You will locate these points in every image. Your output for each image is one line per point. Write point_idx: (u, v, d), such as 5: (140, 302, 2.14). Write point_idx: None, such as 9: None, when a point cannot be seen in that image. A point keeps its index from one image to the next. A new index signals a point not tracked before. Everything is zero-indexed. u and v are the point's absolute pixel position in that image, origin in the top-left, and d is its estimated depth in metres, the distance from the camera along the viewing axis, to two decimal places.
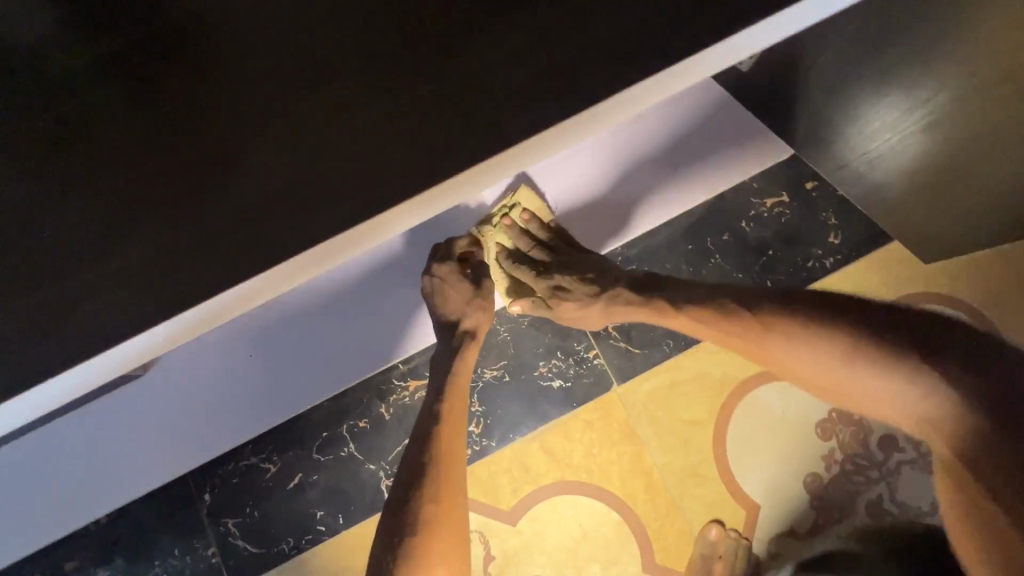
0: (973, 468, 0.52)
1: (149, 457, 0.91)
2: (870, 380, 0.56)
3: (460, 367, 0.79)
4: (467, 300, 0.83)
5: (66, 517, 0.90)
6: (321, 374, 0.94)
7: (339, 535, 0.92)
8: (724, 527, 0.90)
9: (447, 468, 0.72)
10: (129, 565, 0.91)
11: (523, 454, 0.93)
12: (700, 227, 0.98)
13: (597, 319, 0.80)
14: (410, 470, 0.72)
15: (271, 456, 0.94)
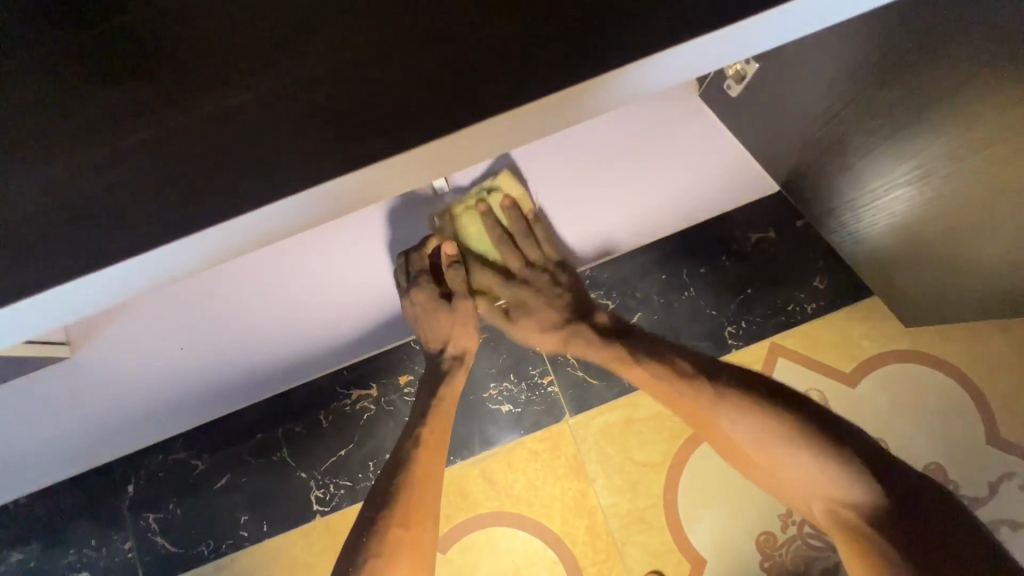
0: (882, 529, 0.59)
1: (60, 449, 0.85)
2: (789, 452, 0.65)
3: (448, 390, 0.80)
4: (453, 326, 0.81)
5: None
6: (269, 373, 0.87)
7: (261, 543, 0.88)
8: None
9: (417, 495, 0.72)
10: (43, 551, 0.88)
11: (463, 479, 0.88)
12: (677, 257, 0.92)
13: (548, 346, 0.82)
14: (383, 493, 0.73)
15: (201, 453, 0.90)
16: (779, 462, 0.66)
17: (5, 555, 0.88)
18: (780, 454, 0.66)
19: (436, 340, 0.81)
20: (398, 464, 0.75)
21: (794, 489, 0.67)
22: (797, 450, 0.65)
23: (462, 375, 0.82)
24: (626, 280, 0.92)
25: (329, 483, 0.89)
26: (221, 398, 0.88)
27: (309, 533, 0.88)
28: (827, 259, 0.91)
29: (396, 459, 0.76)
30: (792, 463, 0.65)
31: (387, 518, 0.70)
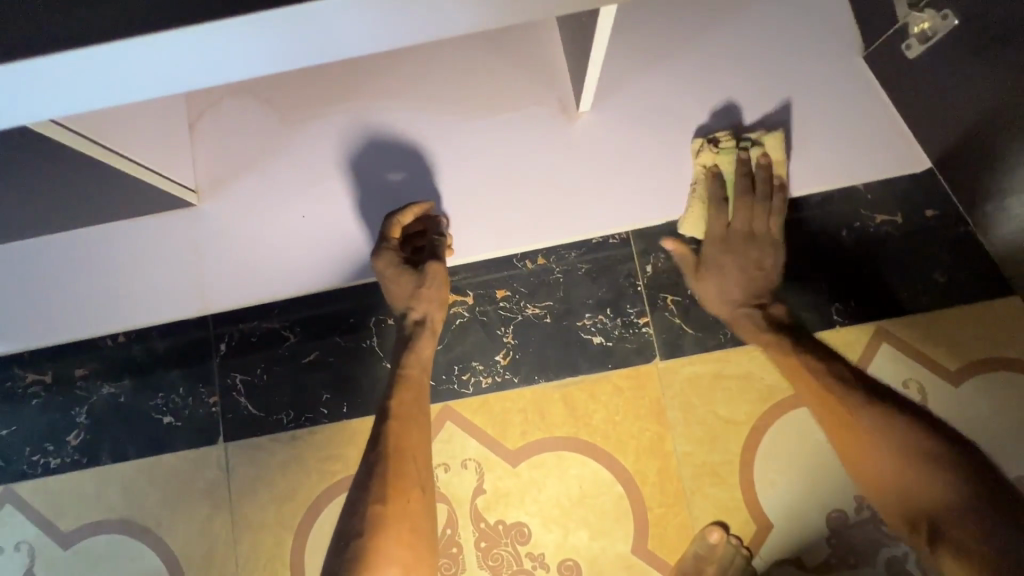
0: (967, 516, 0.61)
1: (172, 290, 0.89)
2: (861, 413, 0.70)
3: (416, 358, 0.80)
4: (415, 291, 0.82)
5: (90, 320, 0.90)
6: (377, 243, 0.87)
7: (339, 422, 0.89)
8: (726, 531, 0.84)
9: (398, 468, 0.72)
10: (135, 389, 0.91)
11: (543, 400, 0.88)
12: (800, 224, 0.89)
13: (432, 304, 0.82)
14: (370, 469, 0.72)
15: (294, 326, 0.91)
16: (865, 434, 0.70)
17: (98, 386, 0.91)
18: (877, 446, 0.68)
19: (399, 304, 0.82)
20: (375, 445, 0.74)
21: (884, 473, 0.68)
22: (887, 433, 0.68)
23: (429, 340, 0.82)
24: None
25: None
26: (327, 263, 0.87)
27: None
28: (954, 253, 0.88)
29: (373, 440, 0.74)
30: (894, 436, 0.68)
31: (376, 495, 0.70)
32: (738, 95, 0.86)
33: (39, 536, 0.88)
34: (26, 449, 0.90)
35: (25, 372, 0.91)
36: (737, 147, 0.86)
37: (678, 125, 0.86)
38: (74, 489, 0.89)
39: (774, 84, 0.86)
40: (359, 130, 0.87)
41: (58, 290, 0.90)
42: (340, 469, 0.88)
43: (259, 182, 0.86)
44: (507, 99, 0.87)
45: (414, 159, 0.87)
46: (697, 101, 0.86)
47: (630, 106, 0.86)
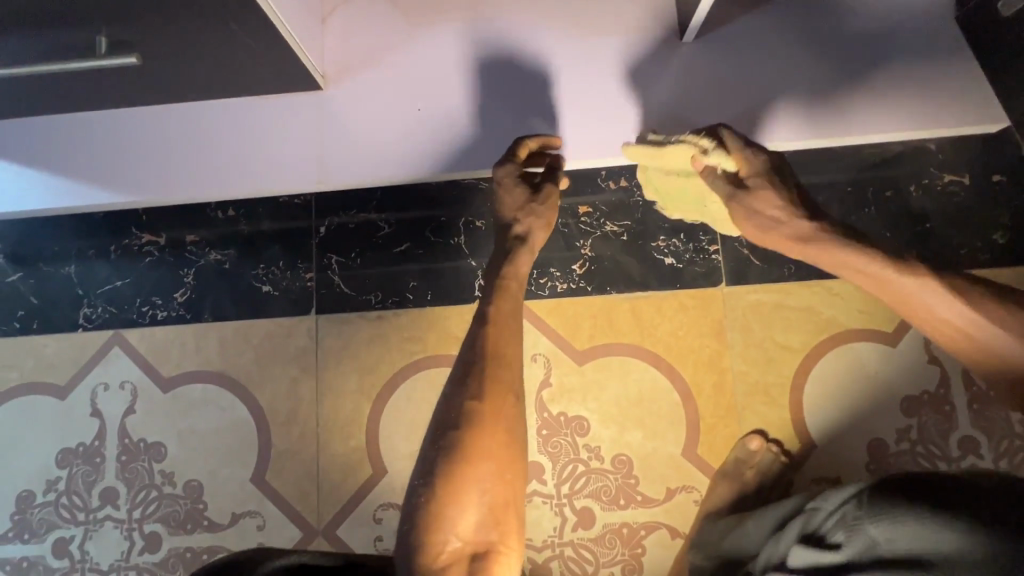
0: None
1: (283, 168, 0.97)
2: (885, 280, 0.66)
3: (514, 271, 0.79)
4: (525, 206, 0.83)
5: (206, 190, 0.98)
6: (479, 142, 0.94)
7: (422, 308, 0.97)
8: (765, 440, 0.90)
9: (490, 371, 0.69)
10: (239, 258, 0.99)
11: (613, 309, 0.95)
12: (873, 173, 0.94)
13: (540, 223, 0.84)
14: (464, 369, 0.70)
15: (390, 218, 0.98)
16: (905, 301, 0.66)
17: (207, 252, 1.00)
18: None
19: (508, 215, 0.84)
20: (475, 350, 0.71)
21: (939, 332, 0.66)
22: (937, 293, 0.64)
23: (527, 257, 0.82)
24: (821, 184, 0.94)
25: None
26: (431, 154, 0.94)
27: (465, 313, 0.96)
28: (1015, 216, 0.93)
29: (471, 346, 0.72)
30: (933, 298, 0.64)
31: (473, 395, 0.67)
32: (825, 43, 0.92)
33: (142, 378, 0.97)
34: (137, 300, 0.99)
35: (142, 232, 1.00)
36: (829, 86, 0.91)
37: (775, 59, 0.91)
38: (176, 340, 0.98)
39: (862, 37, 0.91)
40: (468, 37, 0.94)
41: (178, 159, 0.97)
42: (419, 350, 0.96)
43: (379, 74, 0.94)
44: (609, 25, 0.94)
45: (522, 68, 0.94)
46: (784, 44, 0.92)
47: (733, 38, 0.92)
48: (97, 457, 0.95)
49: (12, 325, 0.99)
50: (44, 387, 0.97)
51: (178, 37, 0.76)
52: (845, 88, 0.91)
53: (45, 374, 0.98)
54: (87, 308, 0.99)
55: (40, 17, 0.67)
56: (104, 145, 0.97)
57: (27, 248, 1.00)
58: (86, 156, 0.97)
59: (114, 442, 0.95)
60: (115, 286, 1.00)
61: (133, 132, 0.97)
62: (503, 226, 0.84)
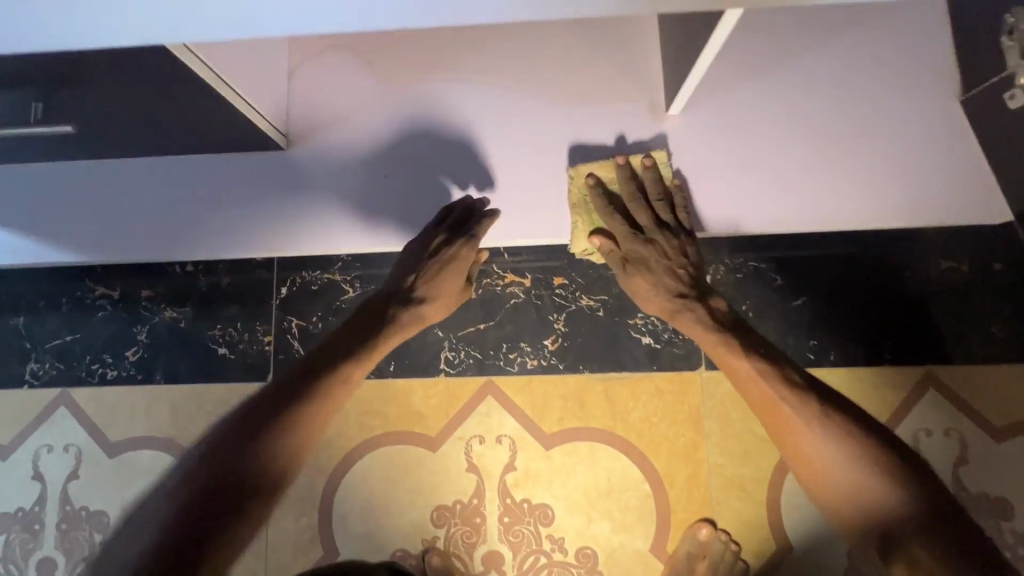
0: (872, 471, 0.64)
1: (242, 228, 0.91)
2: (744, 374, 0.72)
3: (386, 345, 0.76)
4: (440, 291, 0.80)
5: (160, 246, 0.93)
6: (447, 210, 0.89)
7: (384, 379, 0.92)
8: (714, 528, 0.85)
9: (329, 391, 0.69)
10: (195, 317, 0.94)
11: (585, 389, 0.90)
12: (863, 257, 0.90)
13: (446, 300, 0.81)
14: (300, 378, 0.69)
15: (354, 281, 0.93)
16: (767, 402, 0.70)
17: (161, 309, 0.95)
18: (858, 475, 0.64)
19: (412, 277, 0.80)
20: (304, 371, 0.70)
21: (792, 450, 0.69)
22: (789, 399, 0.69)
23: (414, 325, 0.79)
24: (808, 268, 0.91)
25: (462, 348, 0.92)
26: (400, 221, 0.90)
27: (429, 387, 0.91)
28: (1015, 308, 0.88)
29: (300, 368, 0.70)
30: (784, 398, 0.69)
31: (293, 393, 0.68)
32: (809, 127, 0.88)
33: (88, 442, 0.92)
34: (86, 357, 0.94)
35: (95, 285, 0.95)
36: (818, 172, 0.88)
37: (763, 141, 0.88)
38: (126, 402, 0.93)
39: (848, 119, 0.88)
40: (441, 99, 0.90)
41: (134, 213, 0.93)
42: (378, 424, 0.91)
43: (350, 136, 0.90)
44: (590, 91, 0.88)
45: (495, 134, 0.89)
46: (766, 128, 0.89)
47: (722, 117, 0.88)
48: (36, 524, 0.90)
49: None
50: None
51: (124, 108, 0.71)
52: (828, 174, 0.88)
53: None
54: (34, 363, 0.94)
55: None
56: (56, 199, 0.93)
57: None
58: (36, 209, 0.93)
59: (54, 508, 0.90)
60: (64, 341, 0.95)
61: (89, 185, 0.93)
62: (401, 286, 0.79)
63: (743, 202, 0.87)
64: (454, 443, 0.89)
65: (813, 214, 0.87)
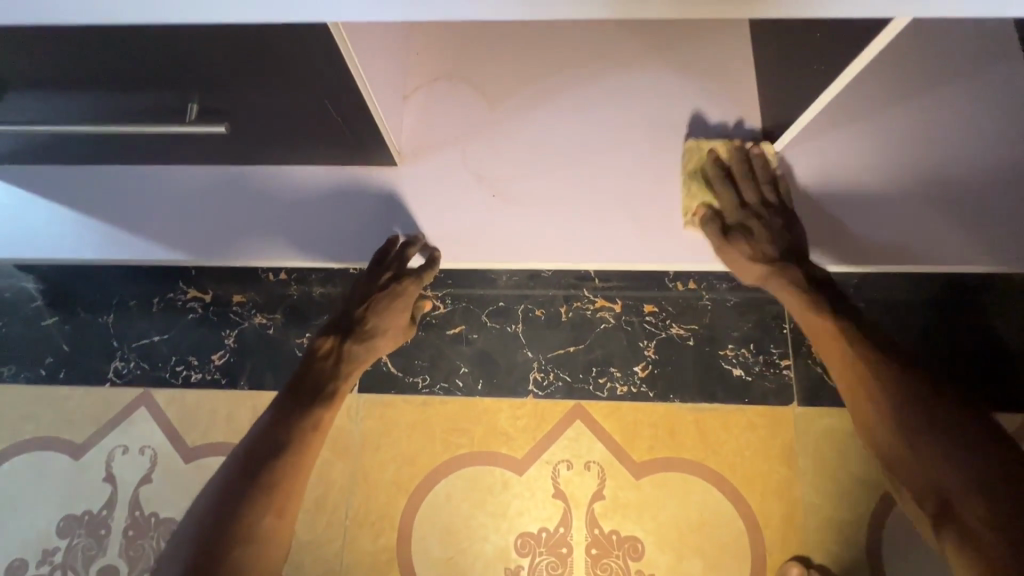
0: (961, 496, 0.57)
1: (329, 240, 0.90)
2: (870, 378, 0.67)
3: (331, 393, 0.78)
4: (392, 319, 0.83)
5: (240, 251, 0.91)
6: (544, 235, 0.89)
7: (471, 398, 0.91)
8: (808, 567, 0.82)
9: (294, 460, 0.72)
10: (286, 324, 0.95)
11: (675, 419, 0.89)
12: (953, 305, 0.89)
13: (400, 325, 0.83)
14: (267, 449, 0.71)
15: (445, 298, 0.95)
16: (858, 379, 0.68)
17: (253, 315, 0.95)
18: (949, 471, 0.59)
19: (355, 313, 0.83)
20: (277, 421, 0.74)
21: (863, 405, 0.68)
22: (874, 382, 0.67)
23: (366, 353, 0.82)
24: (897, 312, 0.89)
25: (551, 370, 0.92)
26: (511, 238, 0.90)
27: (517, 408, 0.90)
28: None
29: (272, 419, 0.74)
30: (881, 388, 0.66)
31: (274, 437, 0.72)
32: (892, 164, 0.86)
33: (164, 445, 0.90)
34: (172, 358, 0.94)
35: (187, 286, 0.97)
36: (917, 212, 0.85)
37: (861, 175, 0.86)
38: (207, 406, 0.92)
39: (936, 162, 0.85)
40: (554, 125, 0.92)
41: (213, 218, 0.91)
42: (463, 443, 0.89)
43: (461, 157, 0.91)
44: (692, 126, 0.90)
45: (603, 164, 0.90)
46: (871, 156, 0.86)
47: (823, 147, 0.87)
48: (102, 528, 0.87)
49: (38, 372, 0.94)
50: (59, 443, 0.91)
51: (262, 110, 0.74)
52: (925, 213, 0.85)
53: (63, 428, 0.92)
54: (119, 361, 0.94)
55: (134, 79, 0.66)
56: (160, 196, 0.90)
57: (68, 292, 0.97)
58: (138, 206, 0.90)
59: (123, 513, 0.88)
60: (151, 340, 0.95)
61: (164, 187, 0.90)
62: (345, 318, 0.83)
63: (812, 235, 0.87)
64: (540, 467, 0.87)
65: (915, 257, 0.85)
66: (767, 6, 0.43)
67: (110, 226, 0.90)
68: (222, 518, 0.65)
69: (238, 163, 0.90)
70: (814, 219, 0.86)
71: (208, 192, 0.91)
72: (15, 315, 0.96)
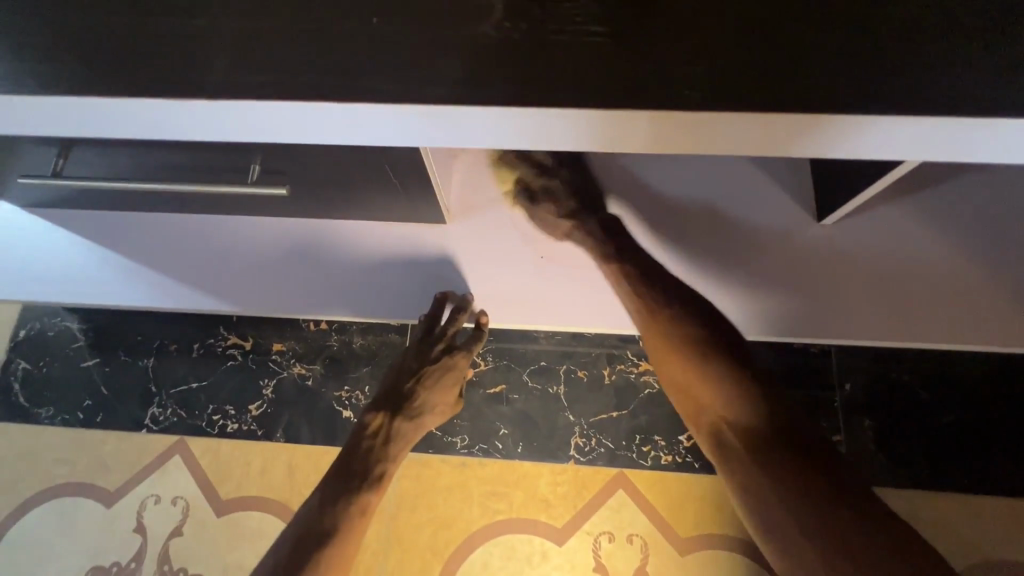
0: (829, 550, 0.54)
1: (376, 297, 0.90)
2: (698, 382, 0.67)
3: (379, 474, 0.78)
4: (443, 396, 0.85)
5: (285, 304, 0.90)
6: (593, 302, 0.88)
7: (510, 461, 0.89)
8: None
9: (334, 549, 0.71)
10: (324, 375, 0.94)
11: (722, 493, 0.86)
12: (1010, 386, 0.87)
13: (449, 400, 0.85)
14: (310, 537, 0.72)
15: (486, 355, 0.94)
16: (703, 396, 0.66)
17: (292, 364, 0.95)
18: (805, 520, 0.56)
19: (405, 389, 0.84)
20: (320, 508, 0.74)
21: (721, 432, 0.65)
22: (716, 392, 0.65)
23: (416, 430, 0.82)
24: (953, 391, 0.88)
25: (593, 436, 0.89)
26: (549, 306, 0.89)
27: (557, 474, 0.88)
28: None
29: (315, 505, 0.74)
30: (725, 410, 0.64)
31: (320, 519, 0.73)
32: (959, 241, 0.83)
33: (197, 497, 0.89)
34: (209, 406, 0.93)
35: (228, 333, 0.96)
36: (982, 294, 0.83)
37: (927, 251, 0.83)
38: (242, 458, 0.91)
39: (1001, 241, 0.83)
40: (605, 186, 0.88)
41: (257, 270, 0.90)
42: (502, 509, 0.86)
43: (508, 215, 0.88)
44: (748, 192, 0.87)
45: (655, 230, 0.87)
46: (938, 233, 0.83)
47: (889, 220, 0.84)
48: None
49: (75, 415, 0.94)
50: (92, 490, 0.90)
51: (319, 173, 0.74)
52: (989, 295, 0.83)
53: (97, 475, 0.91)
54: (156, 408, 0.94)
55: (201, 144, 0.67)
56: (207, 246, 0.90)
57: (110, 335, 0.97)
58: (185, 255, 0.90)
59: (152, 567, 0.86)
60: (189, 387, 0.94)
61: (212, 237, 0.90)
62: (394, 394, 0.83)
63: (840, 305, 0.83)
64: (581, 538, 0.85)
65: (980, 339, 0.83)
66: (858, 148, 0.41)
67: (157, 274, 0.90)
68: None
69: (284, 215, 0.88)
70: (877, 295, 0.83)
71: (254, 243, 0.90)
72: (55, 356, 0.96)
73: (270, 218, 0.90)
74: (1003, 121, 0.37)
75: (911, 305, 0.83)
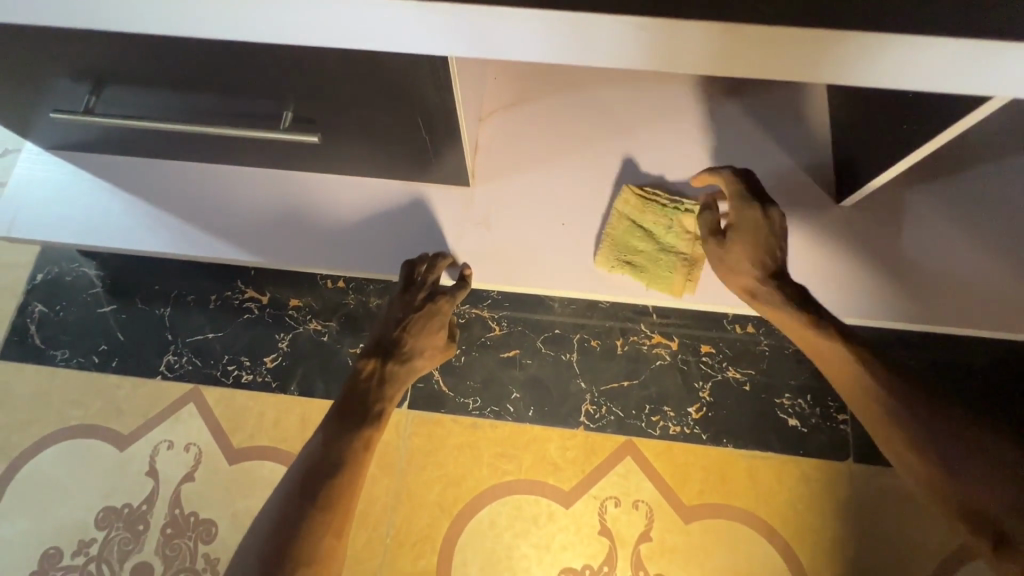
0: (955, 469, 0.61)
1: (393, 253, 0.89)
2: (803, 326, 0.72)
3: (376, 415, 0.77)
4: (430, 339, 0.82)
5: (304, 255, 0.89)
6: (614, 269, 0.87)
7: (521, 424, 0.90)
8: None
9: (348, 478, 0.72)
10: (340, 332, 0.95)
11: (727, 464, 0.87)
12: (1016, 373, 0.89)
13: (438, 343, 0.83)
14: (325, 466, 0.72)
15: (501, 320, 0.94)
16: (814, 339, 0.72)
17: (308, 320, 0.95)
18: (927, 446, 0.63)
19: (391, 334, 0.81)
20: (329, 443, 0.74)
21: (835, 368, 0.71)
22: (828, 335, 0.70)
23: (407, 374, 0.81)
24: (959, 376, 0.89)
25: (603, 404, 0.90)
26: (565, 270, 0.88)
27: (566, 439, 0.89)
28: None
29: (323, 441, 0.74)
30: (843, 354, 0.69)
31: (328, 452, 0.73)
32: (970, 228, 0.85)
33: (210, 444, 0.90)
34: (224, 357, 0.94)
35: (246, 287, 0.97)
36: (993, 276, 0.84)
37: (936, 236, 0.85)
38: (255, 409, 0.91)
39: (1010, 231, 0.85)
40: (629, 156, 0.90)
41: (279, 222, 0.90)
42: (510, 469, 0.88)
43: (532, 182, 0.90)
44: (768, 172, 0.89)
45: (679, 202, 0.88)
46: (948, 220, 0.86)
47: (899, 205, 0.87)
48: (140, 523, 0.86)
49: (90, 359, 0.94)
50: (105, 433, 0.91)
51: (351, 123, 0.75)
52: (1002, 278, 0.83)
53: (110, 418, 0.91)
54: (172, 355, 0.94)
55: (238, 86, 0.67)
56: (231, 197, 0.91)
57: (128, 282, 0.98)
58: (208, 204, 0.91)
59: (162, 510, 0.87)
60: (205, 337, 0.95)
61: (235, 187, 0.91)
62: (381, 341, 0.81)
63: (831, 284, 0.84)
64: (587, 501, 0.86)
65: (998, 324, 0.82)
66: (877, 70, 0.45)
67: (178, 222, 0.91)
68: (283, 532, 0.67)
69: (310, 168, 0.89)
70: (889, 275, 0.84)
71: (277, 196, 0.91)
72: (72, 300, 0.97)
73: (295, 173, 0.91)
74: (1006, 47, 0.42)
75: (921, 285, 0.84)
